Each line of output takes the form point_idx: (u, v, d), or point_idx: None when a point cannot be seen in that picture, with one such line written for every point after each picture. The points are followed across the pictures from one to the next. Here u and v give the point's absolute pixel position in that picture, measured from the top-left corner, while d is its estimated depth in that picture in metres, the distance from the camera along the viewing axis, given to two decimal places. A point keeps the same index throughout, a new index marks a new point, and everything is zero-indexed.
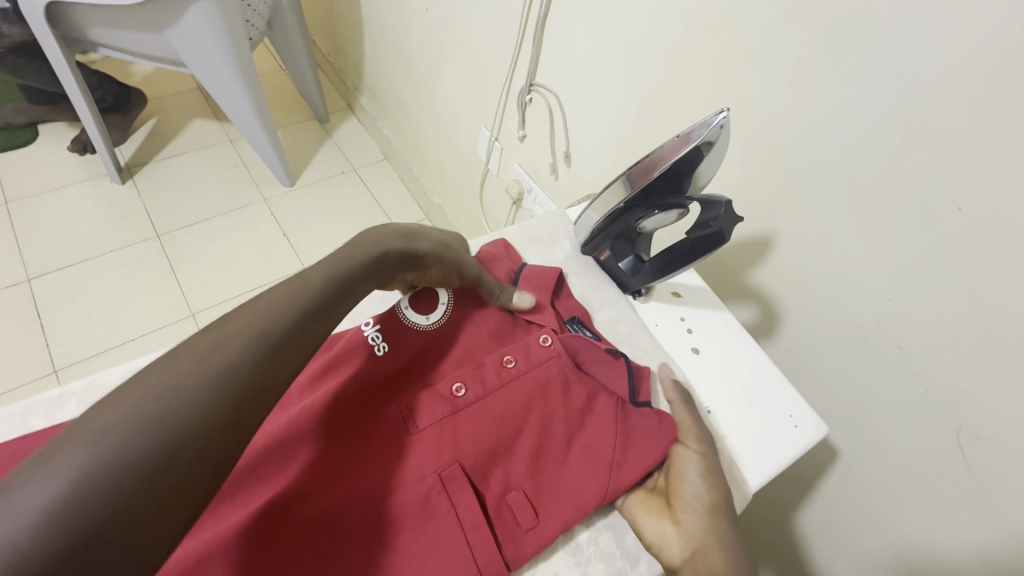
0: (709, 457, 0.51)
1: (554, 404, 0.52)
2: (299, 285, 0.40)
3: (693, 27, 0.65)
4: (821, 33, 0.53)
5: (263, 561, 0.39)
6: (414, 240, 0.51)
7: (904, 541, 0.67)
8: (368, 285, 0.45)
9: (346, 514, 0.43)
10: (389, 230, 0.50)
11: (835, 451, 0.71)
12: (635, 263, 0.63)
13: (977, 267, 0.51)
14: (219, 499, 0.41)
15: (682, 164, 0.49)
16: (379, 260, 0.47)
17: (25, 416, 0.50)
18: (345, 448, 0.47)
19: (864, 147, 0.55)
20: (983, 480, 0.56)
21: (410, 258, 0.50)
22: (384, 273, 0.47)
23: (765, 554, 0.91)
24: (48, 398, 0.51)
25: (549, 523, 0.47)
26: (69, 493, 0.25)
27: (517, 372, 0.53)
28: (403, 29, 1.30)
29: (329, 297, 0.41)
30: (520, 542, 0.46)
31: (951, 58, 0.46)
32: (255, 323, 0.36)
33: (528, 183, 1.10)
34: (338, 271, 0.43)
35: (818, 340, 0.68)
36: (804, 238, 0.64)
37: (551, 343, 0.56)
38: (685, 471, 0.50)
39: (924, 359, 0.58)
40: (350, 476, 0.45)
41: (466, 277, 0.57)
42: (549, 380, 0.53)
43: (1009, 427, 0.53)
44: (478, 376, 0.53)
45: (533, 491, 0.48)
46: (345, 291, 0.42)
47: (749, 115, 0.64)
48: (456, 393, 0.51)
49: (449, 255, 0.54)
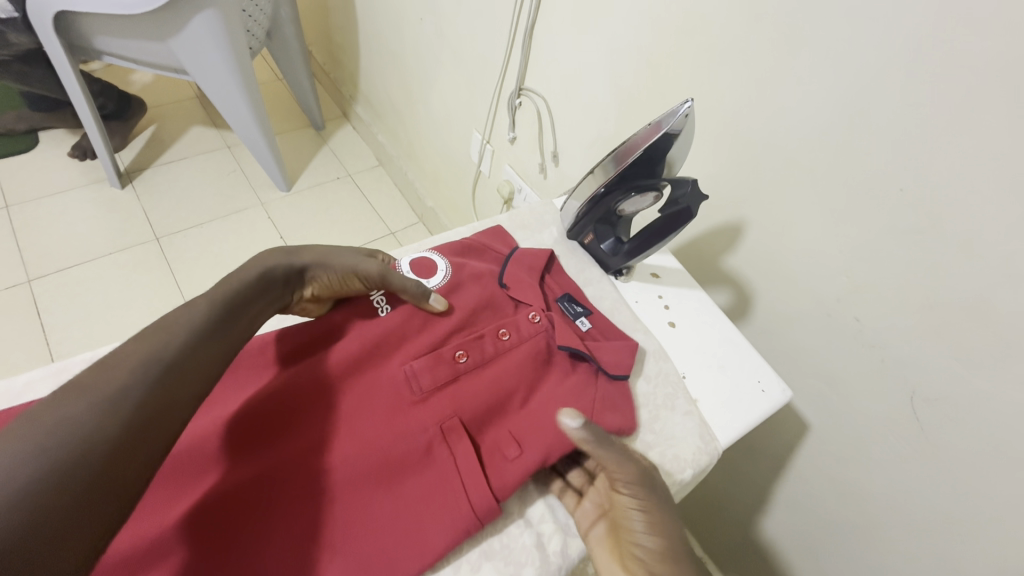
0: (645, 497, 0.47)
1: (541, 374, 0.57)
2: (185, 314, 0.43)
3: (666, 33, 0.71)
4: (778, 37, 0.60)
5: (257, 509, 0.45)
6: (294, 255, 0.55)
7: (870, 502, 0.73)
8: (262, 300, 0.50)
9: (314, 476, 0.47)
10: (273, 255, 0.53)
11: (804, 423, 0.77)
12: (615, 245, 0.69)
13: (917, 241, 0.57)
14: (210, 465, 0.46)
15: (653, 150, 0.55)
16: (263, 278, 0.51)
17: (60, 374, 0.55)
18: (308, 418, 0.51)
19: (821, 137, 0.61)
20: (935, 439, 0.62)
21: (298, 272, 0.55)
22: (274, 290, 0.52)
23: (750, 533, 0.95)
24: (82, 359, 0.57)
25: (535, 456, 0.50)
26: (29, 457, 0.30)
27: (511, 345, 0.58)
28: (398, 39, 1.36)
29: (216, 320, 0.44)
30: (508, 477, 0.49)
31: (885, 58, 0.53)
32: (127, 363, 0.37)
33: (518, 183, 1.16)
34: (227, 295, 0.47)
35: (788, 319, 0.73)
36: (770, 224, 0.70)
37: (540, 320, 0.60)
38: (631, 518, 0.47)
39: (877, 330, 0.64)
40: (325, 442, 0.49)
41: (368, 280, 0.58)
42: (539, 354, 0.58)
43: (954, 388, 0.59)
44: (478, 345, 0.57)
45: (523, 434, 0.53)
46: (232, 308, 0.46)
47: (718, 111, 0.70)
48: (457, 359, 0.56)
49: (336, 259, 0.57)
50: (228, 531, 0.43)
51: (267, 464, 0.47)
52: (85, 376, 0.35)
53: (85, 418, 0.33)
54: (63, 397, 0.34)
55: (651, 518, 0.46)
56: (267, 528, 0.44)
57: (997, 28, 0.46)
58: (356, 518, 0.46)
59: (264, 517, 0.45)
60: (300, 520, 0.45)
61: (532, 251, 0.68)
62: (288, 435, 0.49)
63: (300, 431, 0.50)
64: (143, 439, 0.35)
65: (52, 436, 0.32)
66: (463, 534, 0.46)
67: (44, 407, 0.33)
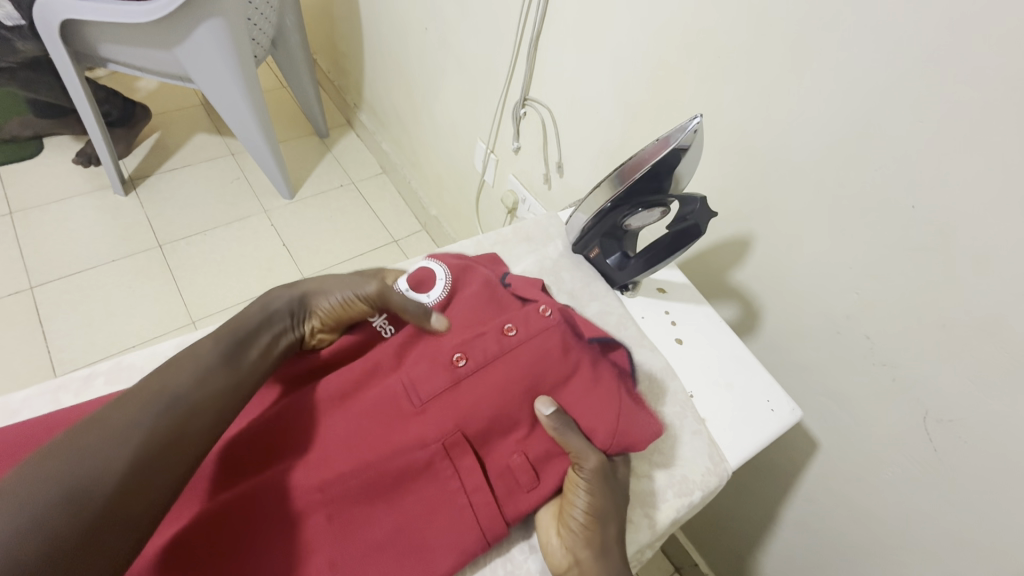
0: (595, 492, 0.49)
1: (552, 373, 0.53)
2: (195, 349, 0.47)
3: (674, 45, 0.70)
4: (788, 50, 0.59)
5: (269, 522, 0.46)
6: (295, 286, 0.57)
7: (881, 524, 0.71)
8: (262, 335, 0.51)
9: (318, 494, 0.47)
10: (277, 287, 0.56)
11: (813, 441, 0.75)
12: (622, 259, 0.68)
13: (930, 260, 0.56)
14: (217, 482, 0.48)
15: (661, 165, 0.55)
16: (259, 313, 0.52)
17: (56, 392, 0.55)
18: (317, 434, 0.51)
19: (832, 150, 0.60)
20: (948, 461, 0.61)
21: (298, 302, 0.55)
22: (275, 324, 0.53)
23: (757, 551, 0.93)
24: (78, 377, 0.56)
25: (548, 481, 0.51)
26: (57, 468, 0.36)
27: (517, 341, 0.54)
28: (402, 47, 1.36)
29: (226, 353, 0.48)
30: (519, 502, 0.50)
31: (897, 72, 0.52)
32: (143, 401, 0.41)
33: (522, 192, 1.15)
34: (226, 330, 0.50)
35: (796, 334, 0.72)
36: (779, 240, 0.69)
37: (550, 313, 0.56)
38: (574, 502, 0.49)
39: (886, 348, 0.63)
40: (327, 456, 0.49)
41: (369, 302, 0.58)
42: (551, 347, 0.54)
43: (969, 410, 0.57)
44: (479, 345, 0.54)
45: (535, 457, 0.52)
46: (237, 342, 0.49)
47: (726, 123, 0.69)
48: (457, 363, 0.53)
49: (333, 285, 0.58)
50: (226, 549, 0.44)
51: (264, 479, 0.47)
52: (83, 427, 0.39)
53: (110, 436, 0.38)
54: (24, 475, 0.35)
55: (596, 516, 0.48)
56: (265, 546, 0.45)
57: (1007, 42, 0.45)
58: (357, 535, 0.47)
59: (273, 529, 0.46)
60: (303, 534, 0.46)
61: (523, 279, 0.65)
62: (294, 450, 0.50)
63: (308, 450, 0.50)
64: (156, 455, 0.40)
65: (83, 452, 0.37)
66: (471, 554, 0.47)
67: (48, 454, 0.36)
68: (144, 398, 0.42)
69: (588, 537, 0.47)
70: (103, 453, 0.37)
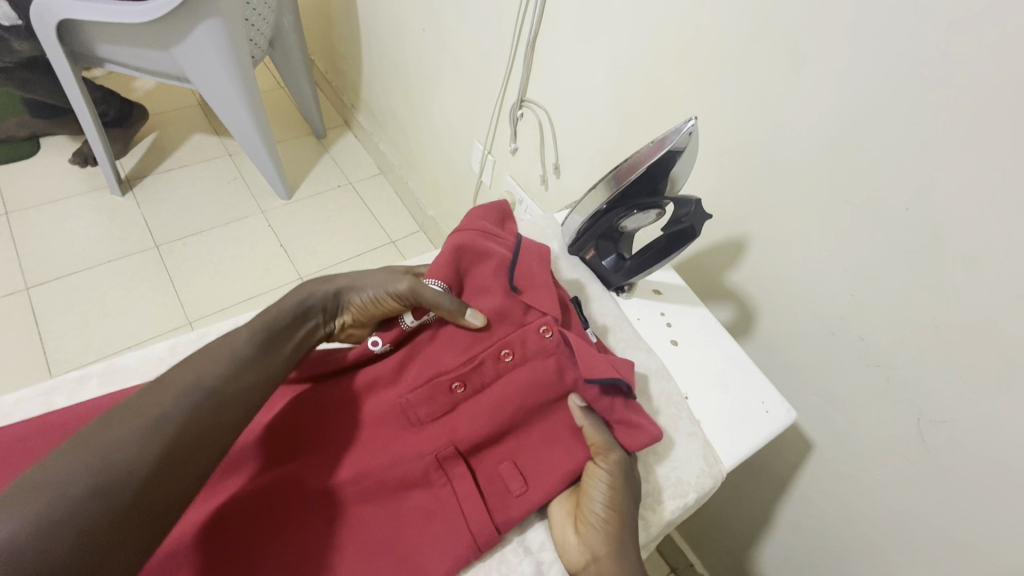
0: (616, 481, 0.49)
1: (545, 395, 0.53)
2: (229, 343, 0.47)
3: (671, 47, 0.71)
4: (783, 53, 0.60)
5: (269, 524, 0.46)
6: (332, 279, 0.57)
7: (874, 524, 0.71)
8: (295, 332, 0.53)
9: (320, 498, 0.48)
10: (317, 277, 0.56)
11: (808, 442, 0.75)
12: (617, 261, 0.69)
13: (922, 261, 0.56)
14: (221, 476, 0.48)
15: (657, 166, 0.55)
16: (295, 309, 0.53)
17: (49, 395, 0.55)
18: (320, 441, 0.52)
19: (826, 152, 0.60)
20: (940, 461, 0.61)
21: (331, 297, 0.56)
22: (308, 321, 0.55)
23: (752, 552, 0.93)
24: (71, 378, 0.56)
25: (538, 488, 0.50)
26: (95, 452, 0.36)
27: (514, 365, 0.54)
28: (400, 48, 1.36)
29: (259, 346, 0.49)
30: (509, 508, 0.49)
31: (891, 75, 0.52)
32: (175, 391, 0.42)
33: (519, 194, 1.15)
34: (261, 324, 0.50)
35: (790, 336, 0.73)
36: (773, 242, 0.70)
37: (551, 334, 0.55)
38: (593, 494, 0.49)
39: (880, 350, 0.63)
40: (328, 464, 0.50)
41: (402, 299, 0.56)
42: (547, 372, 0.53)
43: (960, 411, 0.58)
44: (478, 371, 0.54)
45: (524, 462, 0.52)
46: (272, 341, 0.50)
47: (722, 126, 0.69)
48: (456, 389, 0.53)
49: (368, 282, 0.57)
50: (230, 548, 0.45)
51: (267, 481, 0.48)
52: (120, 412, 0.39)
53: (145, 424, 0.39)
54: (61, 460, 0.35)
55: (613, 509, 0.48)
56: (265, 548, 0.45)
57: (999, 46, 0.46)
58: (354, 539, 0.47)
59: (273, 531, 0.46)
60: (297, 536, 0.46)
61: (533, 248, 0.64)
62: (296, 454, 0.51)
63: (311, 456, 0.51)
64: (186, 445, 0.40)
65: (117, 438, 0.37)
66: (463, 562, 0.47)
67: (86, 438, 0.37)
68: (177, 388, 0.42)
69: (606, 530, 0.47)
70: (139, 440, 0.37)
